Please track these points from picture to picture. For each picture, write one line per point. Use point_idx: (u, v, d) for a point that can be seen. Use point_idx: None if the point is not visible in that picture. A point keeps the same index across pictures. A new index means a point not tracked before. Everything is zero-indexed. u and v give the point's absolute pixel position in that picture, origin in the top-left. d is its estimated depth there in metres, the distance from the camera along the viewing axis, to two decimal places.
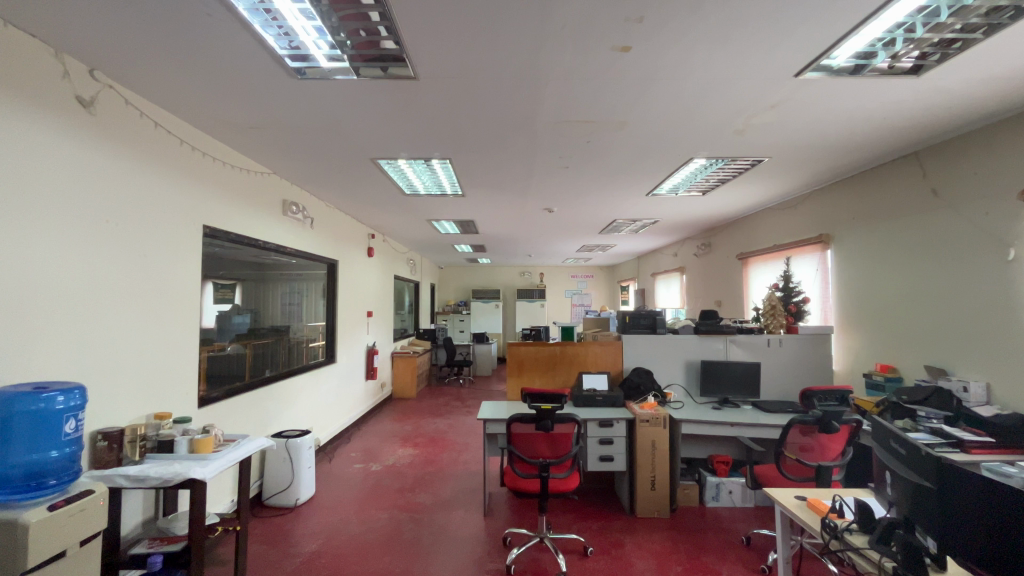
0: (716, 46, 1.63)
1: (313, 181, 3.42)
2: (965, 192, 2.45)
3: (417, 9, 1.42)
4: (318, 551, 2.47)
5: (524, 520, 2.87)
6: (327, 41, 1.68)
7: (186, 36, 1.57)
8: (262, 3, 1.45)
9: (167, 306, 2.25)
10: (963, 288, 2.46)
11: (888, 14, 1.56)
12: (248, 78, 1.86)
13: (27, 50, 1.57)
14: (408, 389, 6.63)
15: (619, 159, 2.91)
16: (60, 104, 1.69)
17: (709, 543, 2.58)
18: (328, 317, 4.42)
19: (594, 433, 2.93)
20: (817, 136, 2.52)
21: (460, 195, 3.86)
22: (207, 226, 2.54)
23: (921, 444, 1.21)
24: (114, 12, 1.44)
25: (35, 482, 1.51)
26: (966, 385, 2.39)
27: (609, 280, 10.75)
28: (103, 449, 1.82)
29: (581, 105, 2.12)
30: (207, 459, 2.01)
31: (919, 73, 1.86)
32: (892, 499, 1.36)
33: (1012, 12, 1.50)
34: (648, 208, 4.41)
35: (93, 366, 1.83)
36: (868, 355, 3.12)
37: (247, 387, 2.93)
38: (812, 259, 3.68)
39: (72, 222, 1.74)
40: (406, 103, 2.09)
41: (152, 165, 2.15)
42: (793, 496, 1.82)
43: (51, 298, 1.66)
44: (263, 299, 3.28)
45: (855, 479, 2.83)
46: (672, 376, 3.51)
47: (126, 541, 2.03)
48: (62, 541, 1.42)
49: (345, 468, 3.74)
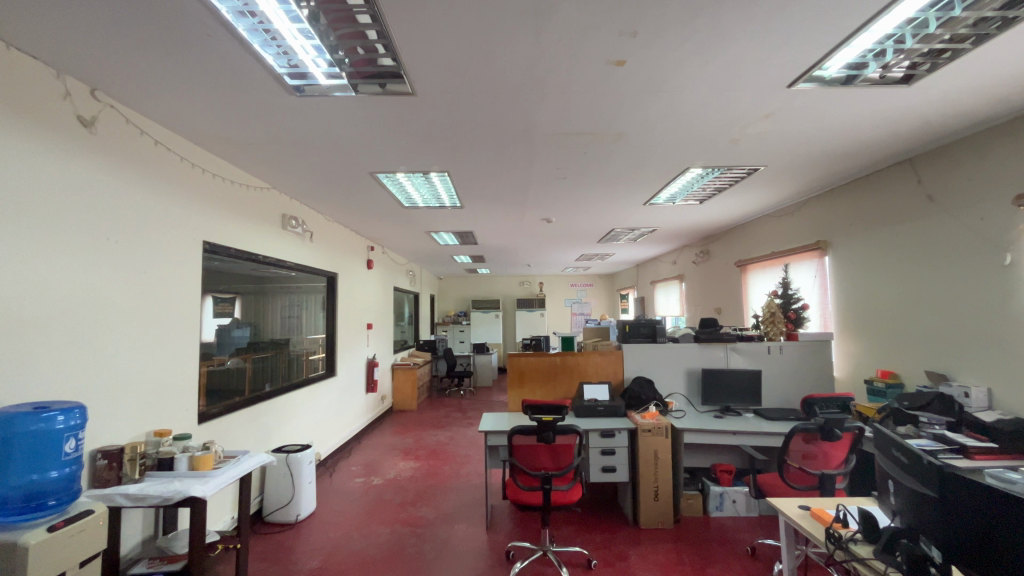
0: (707, 60, 1.67)
1: (314, 195, 3.46)
2: (959, 198, 2.48)
3: (413, 26, 1.46)
4: (320, 567, 2.44)
5: (526, 533, 2.84)
6: (325, 60, 1.71)
7: (190, 56, 1.61)
8: (261, 23, 1.48)
9: (166, 323, 2.25)
10: (962, 292, 2.47)
11: (878, 26, 1.60)
12: (250, 96, 1.90)
13: (28, 72, 1.60)
14: (408, 400, 6.60)
15: (615, 169, 2.95)
16: (64, 124, 1.73)
17: (715, 554, 2.55)
18: (327, 330, 4.42)
19: (596, 444, 2.92)
20: (810, 144, 2.56)
21: (459, 207, 3.89)
22: (206, 241, 2.55)
23: (923, 451, 1.21)
24: (115, 33, 1.47)
25: (34, 503, 1.50)
26: (967, 390, 2.38)
27: (608, 288, 10.78)
28: (103, 468, 1.81)
29: (577, 118, 2.16)
30: (208, 475, 2.00)
31: (910, 82, 1.90)
32: (896, 508, 1.34)
33: (999, 23, 1.54)
34: (646, 217, 4.44)
35: (91, 384, 1.82)
36: (869, 361, 3.12)
37: (246, 402, 2.92)
38: (810, 266, 3.70)
39: (75, 240, 1.77)
40: (404, 118, 2.12)
41: (153, 181, 2.17)
42: (797, 506, 1.81)
43: (53, 316, 1.68)
44: (263, 313, 3.28)
45: (859, 487, 2.82)
46: (673, 385, 3.50)
47: (126, 560, 2.00)
48: (63, 561, 1.41)
49: (345, 482, 3.72)
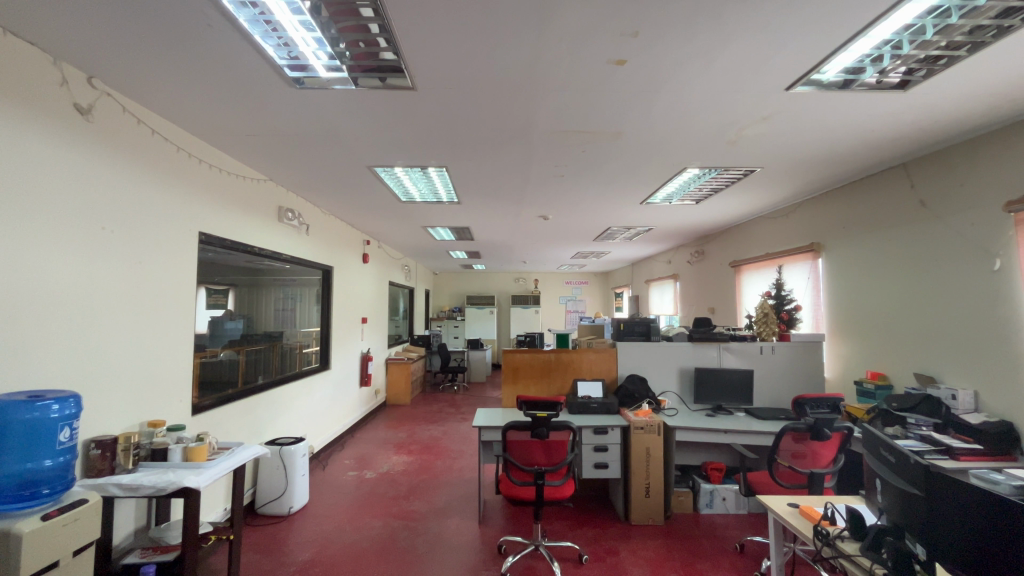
0: (708, 60, 1.68)
1: (309, 187, 3.43)
2: (951, 203, 2.52)
3: (412, 19, 1.44)
4: (312, 560, 2.45)
5: (519, 528, 2.86)
6: (326, 52, 1.70)
7: (188, 45, 1.59)
8: (262, 13, 1.47)
9: (161, 315, 2.24)
10: (952, 296, 2.51)
11: (876, 32, 1.61)
12: (248, 87, 1.88)
13: (23, 57, 1.57)
14: (402, 395, 6.59)
15: (612, 168, 2.96)
16: (59, 111, 1.70)
17: (703, 550, 2.60)
18: (321, 323, 4.40)
19: (589, 441, 2.95)
20: (806, 147, 2.58)
21: (455, 203, 3.88)
22: (202, 231, 2.53)
23: (909, 451, 1.26)
24: (107, 17, 1.44)
25: (28, 491, 1.48)
26: (954, 392, 2.43)
27: (604, 287, 10.83)
28: (96, 458, 1.80)
29: (577, 115, 2.16)
30: (202, 467, 2.00)
31: (906, 88, 1.93)
32: (881, 506, 1.38)
33: (995, 31, 1.56)
34: (643, 216, 4.46)
35: (85, 374, 1.81)
36: (859, 362, 3.17)
37: (239, 394, 2.90)
38: (803, 267, 3.74)
39: (70, 227, 1.75)
40: (404, 112, 2.11)
41: (148, 171, 2.14)
42: (787, 504, 1.83)
43: (49, 304, 1.67)
44: (257, 305, 3.26)
45: (848, 486, 2.86)
46: (666, 384, 3.53)
47: (119, 550, 2.00)
48: (56, 550, 1.41)
49: (338, 476, 3.72)
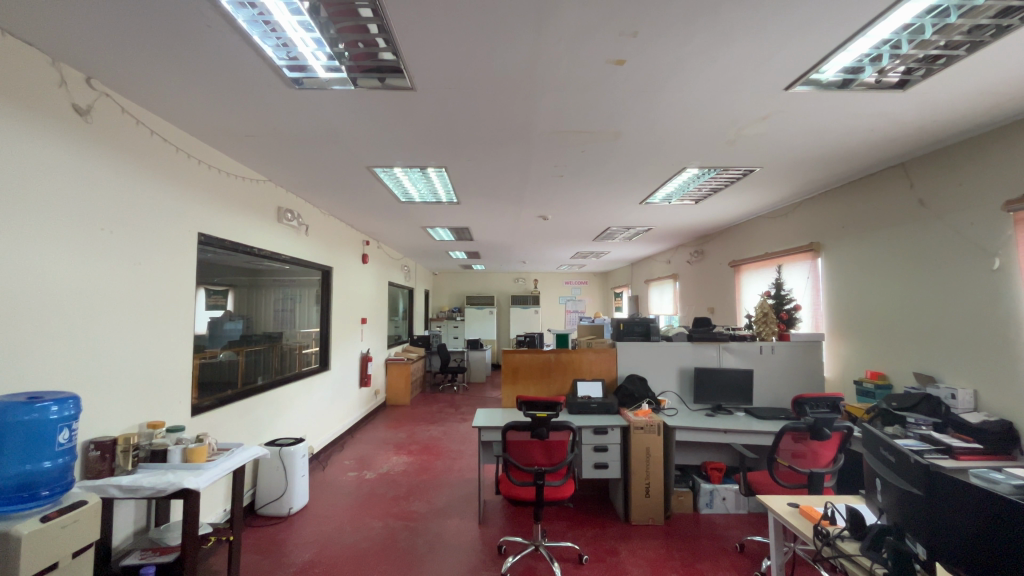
0: (707, 60, 1.68)
1: (309, 188, 3.43)
2: (950, 202, 2.53)
3: (412, 20, 1.44)
4: (313, 560, 2.45)
5: (519, 528, 2.86)
6: (325, 53, 1.70)
7: (187, 46, 1.59)
8: (261, 14, 1.47)
9: (160, 316, 2.24)
10: (951, 295, 2.51)
11: (874, 32, 1.62)
12: (248, 88, 1.88)
13: (22, 58, 1.57)
14: (401, 396, 6.59)
15: (612, 168, 2.96)
16: (58, 112, 1.70)
17: (703, 550, 2.60)
18: (321, 323, 4.40)
19: (589, 441, 2.95)
20: (805, 147, 2.58)
21: (455, 203, 3.88)
22: (202, 232, 2.54)
23: (909, 450, 1.26)
24: (106, 18, 1.44)
25: (27, 493, 1.47)
26: (953, 391, 2.43)
27: (603, 287, 10.83)
28: (95, 459, 1.80)
29: (576, 115, 2.16)
30: (202, 468, 1.99)
31: (905, 88, 1.93)
32: (881, 505, 1.38)
33: (993, 31, 1.56)
34: (642, 216, 4.46)
35: (84, 375, 1.81)
36: (859, 362, 3.17)
37: (238, 395, 2.90)
38: (803, 267, 3.74)
39: (68, 228, 1.74)
40: (403, 112, 2.11)
41: (147, 172, 2.14)
42: (787, 504, 1.83)
43: (47, 305, 1.66)
44: (257, 306, 3.26)
45: (847, 485, 2.86)
46: (666, 384, 3.54)
47: (119, 551, 2.00)
48: (55, 551, 1.41)
49: (338, 476, 3.71)
